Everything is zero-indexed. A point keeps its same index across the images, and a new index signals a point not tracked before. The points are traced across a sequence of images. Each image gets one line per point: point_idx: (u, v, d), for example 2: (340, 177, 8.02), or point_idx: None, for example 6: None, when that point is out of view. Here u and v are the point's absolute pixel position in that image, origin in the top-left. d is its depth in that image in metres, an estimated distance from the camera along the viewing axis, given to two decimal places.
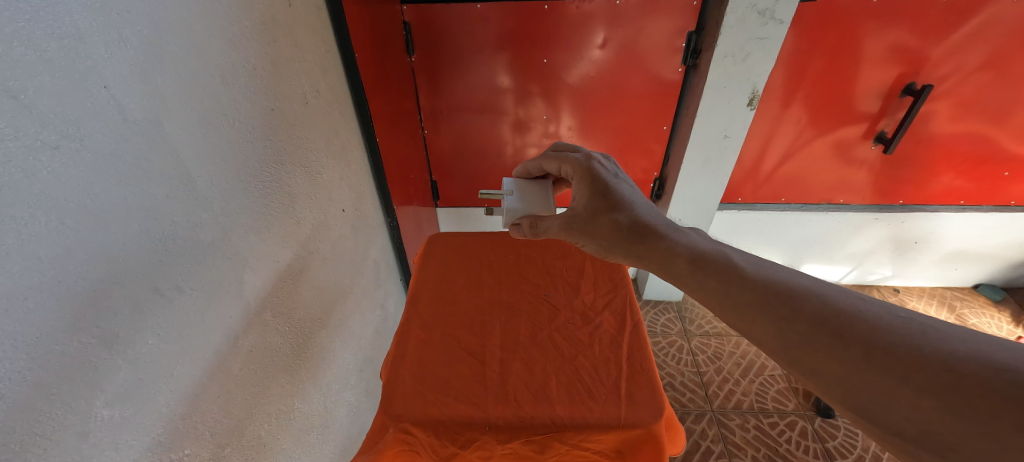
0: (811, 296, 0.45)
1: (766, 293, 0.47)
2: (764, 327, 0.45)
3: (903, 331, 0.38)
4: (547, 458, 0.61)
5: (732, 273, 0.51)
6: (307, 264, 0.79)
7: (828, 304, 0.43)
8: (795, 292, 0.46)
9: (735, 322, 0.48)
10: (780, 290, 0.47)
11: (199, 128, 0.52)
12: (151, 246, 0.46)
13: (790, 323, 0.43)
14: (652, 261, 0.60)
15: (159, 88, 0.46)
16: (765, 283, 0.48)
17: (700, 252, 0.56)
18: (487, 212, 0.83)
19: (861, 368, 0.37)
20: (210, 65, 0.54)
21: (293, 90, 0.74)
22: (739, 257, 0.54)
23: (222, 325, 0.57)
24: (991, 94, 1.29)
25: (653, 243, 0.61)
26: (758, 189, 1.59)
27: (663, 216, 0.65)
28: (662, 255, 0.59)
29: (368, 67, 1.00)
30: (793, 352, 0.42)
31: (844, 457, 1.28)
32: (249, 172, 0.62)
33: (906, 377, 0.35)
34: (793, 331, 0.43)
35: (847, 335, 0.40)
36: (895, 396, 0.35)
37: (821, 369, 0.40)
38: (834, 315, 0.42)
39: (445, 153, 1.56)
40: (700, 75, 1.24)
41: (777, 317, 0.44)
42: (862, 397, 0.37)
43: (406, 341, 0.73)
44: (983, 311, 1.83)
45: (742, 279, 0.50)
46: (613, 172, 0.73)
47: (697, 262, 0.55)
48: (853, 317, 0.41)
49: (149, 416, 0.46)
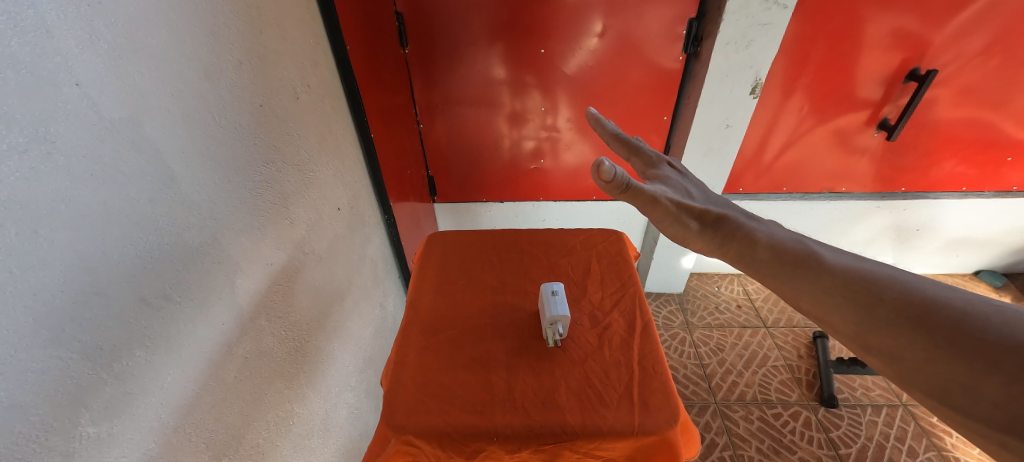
0: (893, 286, 0.43)
1: (846, 280, 0.46)
2: (844, 314, 0.43)
3: (996, 321, 0.36)
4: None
5: (812, 260, 0.50)
6: (302, 266, 0.77)
7: (913, 293, 0.42)
8: (875, 280, 0.44)
9: (807, 307, 0.47)
10: (861, 277, 0.45)
11: (182, 127, 0.50)
12: (136, 256, 0.44)
13: (870, 308, 0.42)
14: (730, 250, 0.57)
15: (137, 84, 0.44)
16: (846, 271, 0.47)
17: (782, 243, 0.53)
18: (558, 342, 0.71)
19: (945, 355, 0.36)
20: (192, 59, 0.51)
21: (282, 85, 0.71)
22: (822, 248, 0.52)
23: (215, 332, 0.55)
24: (994, 79, 1.27)
25: (730, 230, 0.58)
26: (759, 178, 1.57)
27: (737, 210, 0.62)
28: (741, 242, 0.56)
29: (360, 60, 0.97)
30: (870, 335, 0.41)
31: (848, 447, 1.28)
32: (237, 171, 0.59)
33: (996, 362, 0.34)
34: (873, 318, 0.42)
35: (929, 324, 0.38)
36: (981, 379, 0.34)
37: (901, 354, 0.39)
38: (918, 302, 0.41)
39: (441, 149, 1.53)
40: (702, 63, 1.21)
41: (858, 300, 0.43)
42: (943, 379, 0.36)
43: (406, 348, 0.71)
44: (985, 297, 1.81)
45: (821, 266, 0.48)
46: (682, 171, 0.71)
47: (777, 251, 0.53)
48: (939, 305, 0.40)
49: (139, 430, 0.44)
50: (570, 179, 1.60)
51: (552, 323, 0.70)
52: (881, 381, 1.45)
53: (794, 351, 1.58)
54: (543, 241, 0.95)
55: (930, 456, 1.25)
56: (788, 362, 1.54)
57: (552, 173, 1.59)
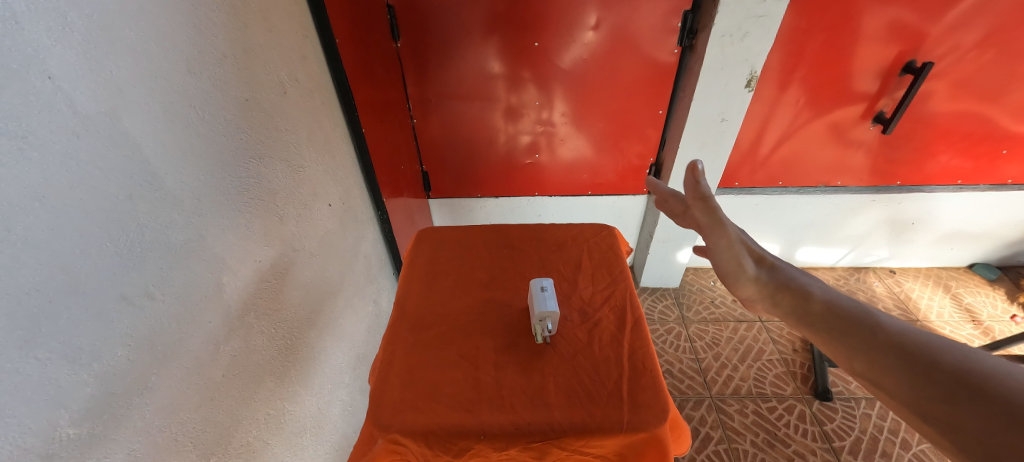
0: (946, 350, 0.43)
1: (898, 343, 0.46)
2: (898, 378, 0.43)
3: None
4: None
5: (864, 319, 0.50)
6: (293, 263, 0.76)
7: (970, 359, 0.41)
8: (930, 345, 0.44)
9: (861, 367, 0.47)
10: (910, 340, 0.45)
11: (163, 122, 0.48)
12: (116, 254, 0.43)
13: (926, 374, 0.42)
14: (783, 300, 0.58)
15: (114, 78, 0.43)
16: (898, 333, 0.47)
17: (834, 300, 0.54)
18: (546, 340, 0.70)
19: (1002, 427, 0.35)
20: (174, 53, 0.50)
21: (269, 79, 0.69)
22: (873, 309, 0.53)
23: (200, 330, 0.54)
24: (990, 71, 1.26)
25: (784, 282, 0.60)
26: (754, 172, 1.57)
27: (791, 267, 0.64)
28: (794, 297, 0.58)
29: (350, 53, 0.95)
30: (925, 400, 0.40)
31: (842, 439, 1.29)
32: (222, 166, 0.58)
33: None
34: (930, 382, 0.41)
35: (987, 393, 0.38)
36: None
37: (956, 422, 0.38)
38: (976, 371, 0.40)
39: (435, 144, 1.51)
40: (697, 55, 1.19)
41: (909, 364, 0.43)
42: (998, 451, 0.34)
43: (394, 346, 0.71)
44: (978, 290, 1.81)
45: (872, 325, 0.49)
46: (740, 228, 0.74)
47: (830, 307, 0.53)
48: (996, 376, 0.39)
49: (122, 431, 0.43)
50: (565, 174, 1.59)
51: (542, 320, 0.69)
52: None
53: (789, 344, 1.58)
54: (534, 237, 0.94)
55: (923, 448, 1.26)
56: (783, 356, 1.54)
57: (548, 168, 1.58)
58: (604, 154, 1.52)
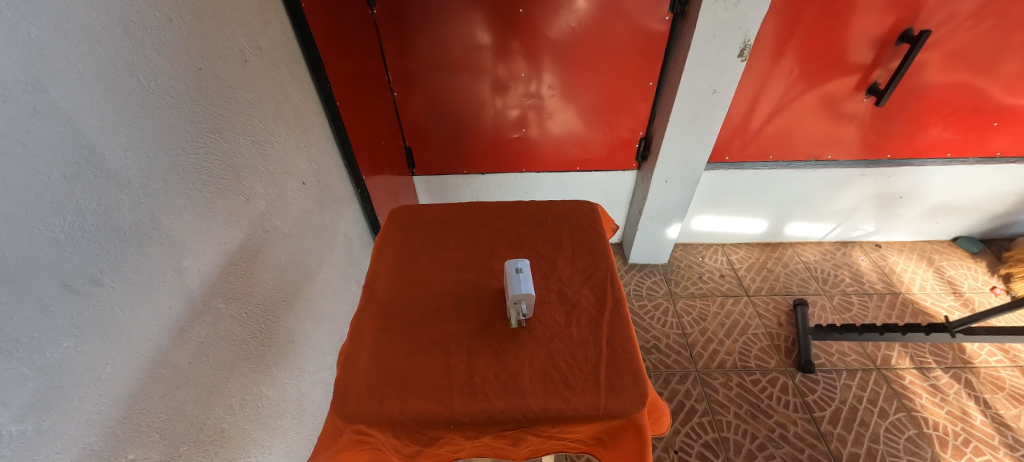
0: None
1: None
2: None
3: None
4: (522, 447, 0.63)
5: None
6: (263, 245, 0.73)
7: None
8: None
9: None
10: None
11: (100, 93, 0.44)
12: (51, 239, 0.39)
13: None
14: None
15: (35, 44, 0.37)
16: None
17: None
18: (521, 326, 0.68)
19: None
20: (108, 15, 0.44)
21: (225, 47, 0.64)
22: None
23: (159, 317, 0.51)
24: (988, 41, 1.23)
25: None
26: (746, 146, 1.54)
27: None
28: None
29: (320, 19, 0.88)
30: None
31: (822, 410, 1.32)
32: (173, 143, 0.54)
33: None
34: None
35: None
36: None
37: None
38: None
39: (418, 118, 1.45)
40: (689, 23, 1.14)
41: None
42: None
43: (362, 332, 0.69)
44: (961, 263, 1.84)
45: None
46: None
47: None
48: None
49: (76, 425, 0.41)
50: (552, 150, 1.56)
51: (517, 305, 0.67)
52: (856, 346, 1.49)
53: (774, 319, 1.61)
54: (515, 214, 0.91)
55: (899, 417, 1.30)
56: (768, 329, 1.57)
57: (536, 143, 1.53)
58: (592, 128, 1.48)
